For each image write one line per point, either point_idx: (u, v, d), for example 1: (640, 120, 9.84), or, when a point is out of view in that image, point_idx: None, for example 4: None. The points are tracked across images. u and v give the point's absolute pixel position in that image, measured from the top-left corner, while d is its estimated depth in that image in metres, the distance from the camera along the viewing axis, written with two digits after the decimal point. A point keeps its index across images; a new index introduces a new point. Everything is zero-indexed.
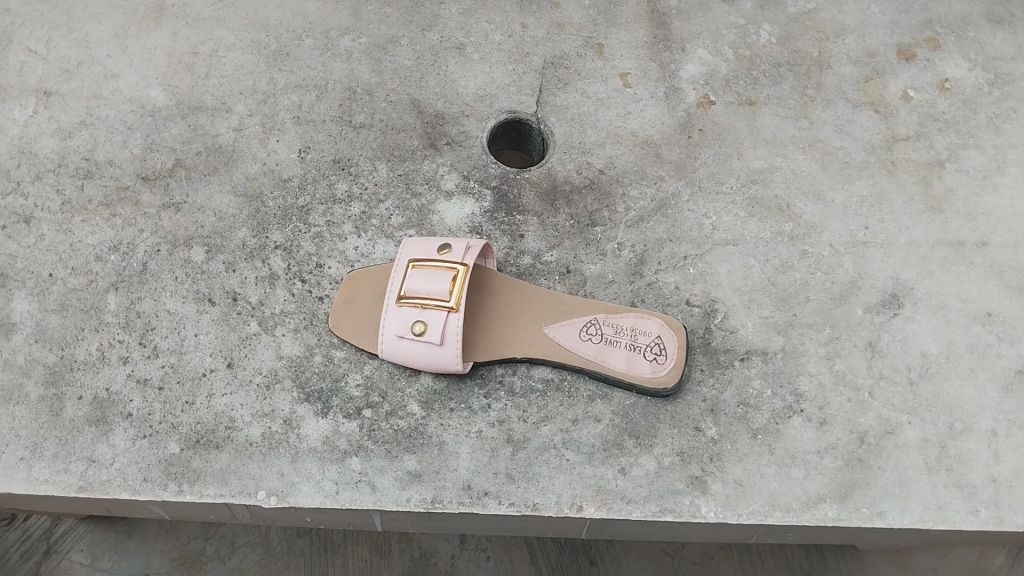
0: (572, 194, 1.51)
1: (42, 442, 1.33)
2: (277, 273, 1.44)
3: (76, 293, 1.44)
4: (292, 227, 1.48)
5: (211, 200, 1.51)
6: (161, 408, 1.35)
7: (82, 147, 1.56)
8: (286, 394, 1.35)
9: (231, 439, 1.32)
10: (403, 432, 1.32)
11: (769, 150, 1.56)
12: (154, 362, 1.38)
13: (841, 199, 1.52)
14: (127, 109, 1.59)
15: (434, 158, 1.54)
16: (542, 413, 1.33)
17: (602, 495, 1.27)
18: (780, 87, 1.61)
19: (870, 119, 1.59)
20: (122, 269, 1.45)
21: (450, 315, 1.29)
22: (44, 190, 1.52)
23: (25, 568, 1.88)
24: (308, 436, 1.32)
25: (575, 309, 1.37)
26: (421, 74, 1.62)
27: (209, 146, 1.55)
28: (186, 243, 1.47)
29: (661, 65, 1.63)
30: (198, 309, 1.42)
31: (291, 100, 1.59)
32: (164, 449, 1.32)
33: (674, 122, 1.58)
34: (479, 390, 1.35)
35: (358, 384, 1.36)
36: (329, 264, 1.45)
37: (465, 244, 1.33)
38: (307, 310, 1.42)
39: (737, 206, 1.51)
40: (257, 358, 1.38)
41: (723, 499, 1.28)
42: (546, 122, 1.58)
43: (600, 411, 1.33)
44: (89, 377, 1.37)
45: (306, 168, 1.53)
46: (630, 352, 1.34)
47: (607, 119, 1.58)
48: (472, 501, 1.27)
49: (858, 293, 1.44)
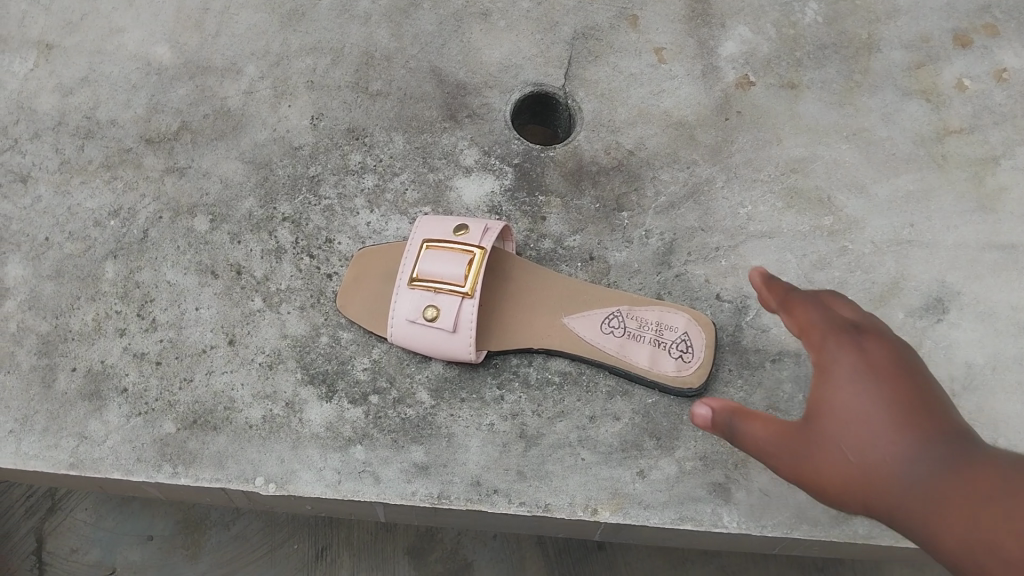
0: (599, 174, 1.45)
1: (32, 416, 1.30)
2: (284, 247, 1.40)
3: (72, 260, 1.40)
4: (301, 199, 1.43)
5: (217, 166, 1.46)
6: (158, 384, 1.31)
7: (84, 105, 1.51)
8: (289, 375, 1.31)
9: (230, 421, 1.28)
10: (411, 422, 1.28)
11: (810, 137, 1.49)
12: (151, 336, 1.34)
13: (885, 193, 1.45)
14: (132, 66, 1.54)
15: (455, 132, 1.48)
16: (558, 408, 1.29)
17: (618, 498, 1.23)
18: (824, 70, 1.54)
19: (921, 109, 1.52)
20: (122, 236, 1.41)
21: (465, 301, 1.24)
22: (43, 149, 1.48)
23: (29, 524, 1.87)
24: (311, 421, 1.28)
25: (599, 299, 1.32)
26: (443, 41, 1.55)
27: (217, 109, 1.50)
28: (189, 210, 1.42)
29: (698, 41, 1.56)
30: (200, 281, 1.38)
31: (305, 64, 1.53)
32: (159, 429, 1.28)
33: (711, 103, 1.51)
34: (492, 379, 1.31)
35: (365, 368, 1.32)
36: (339, 240, 1.40)
37: (483, 226, 1.28)
38: (314, 287, 1.37)
39: (776, 195, 1.45)
40: (260, 337, 1.34)
41: (747, 509, 1.22)
42: (574, 97, 1.52)
43: (619, 409, 1.29)
44: (83, 348, 1.34)
45: (318, 136, 1.48)
46: (654, 348, 1.29)
47: (639, 97, 1.52)
48: (481, 498, 1.23)
49: (900, 295, 1.38)
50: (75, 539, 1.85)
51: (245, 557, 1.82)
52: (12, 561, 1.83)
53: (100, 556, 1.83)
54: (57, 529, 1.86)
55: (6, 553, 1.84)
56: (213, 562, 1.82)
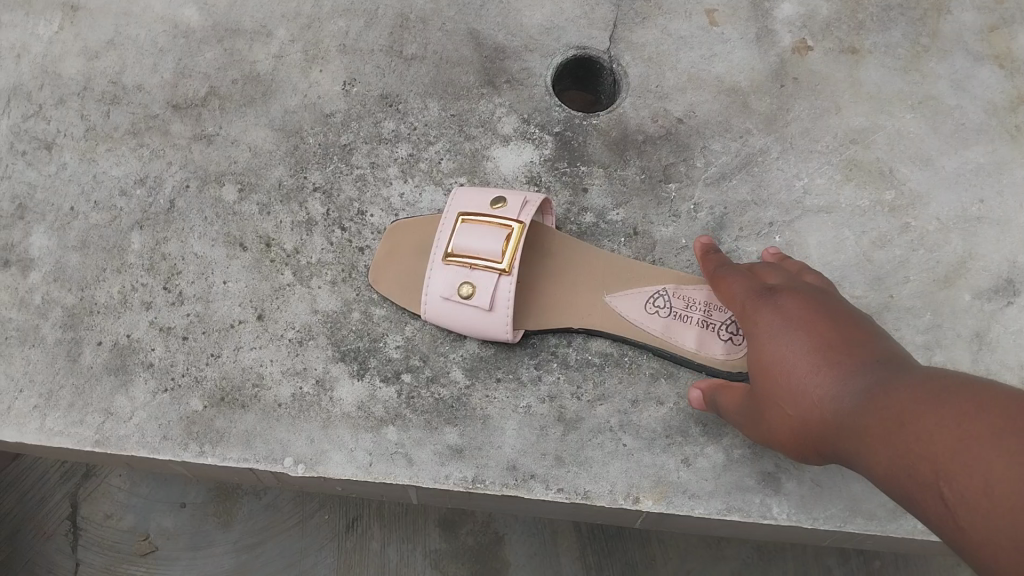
0: (645, 143, 1.39)
1: (58, 390, 1.30)
2: (315, 218, 1.37)
3: (99, 230, 1.39)
4: (332, 168, 1.40)
5: (246, 133, 1.43)
6: (185, 359, 1.30)
7: (110, 69, 1.48)
8: (320, 351, 1.29)
9: (259, 399, 1.26)
10: (445, 402, 1.25)
11: (872, 106, 1.41)
12: (178, 310, 1.33)
13: (952, 165, 1.38)
14: (159, 29, 1.51)
15: (493, 98, 1.43)
16: (599, 391, 1.25)
17: (662, 486, 1.20)
18: (889, 34, 1.46)
19: (994, 75, 1.43)
20: (148, 206, 1.39)
21: (502, 278, 1.20)
22: (68, 115, 1.46)
23: (65, 489, 1.89)
24: (342, 400, 1.26)
25: (644, 278, 1.27)
26: (482, 3, 1.50)
27: (246, 74, 1.46)
28: (217, 179, 1.40)
29: (752, 3, 1.49)
30: (228, 254, 1.35)
31: (338, 26, 1.49)
32: (186, 405, 1.27)
33: (766, 68, 1.44)
34: (529, 359, 1.28)
35: (398, 346, 1.29)
36: (371, 212, 1.37)
37: (522, 199, 1.23)
38: (346, 261, 1.34)
39: (834, 168, 1.38)
40: (290, 312, 1.31)
41: (798, 500, 1.19)
42: (619, 61, 1.46)
43: (664, 393, 1.25)
44: (109, 322, 1.33)
45: (350, 103, 1.44)
46: (702, 329, 1.24)
47: (689, 61, 1.45)
48: (517, 483, 1.20)
49: (967, 276, 1.31)
50: (110, 504, 1.87)
51: (276, 526, 1.82)
52: (49, 524, 1.85)
53: (134, 521, 1.85)
54: (93, 493, 1.88)
55: (43, 517, 1.86)
56: (244, 531, 1.82)
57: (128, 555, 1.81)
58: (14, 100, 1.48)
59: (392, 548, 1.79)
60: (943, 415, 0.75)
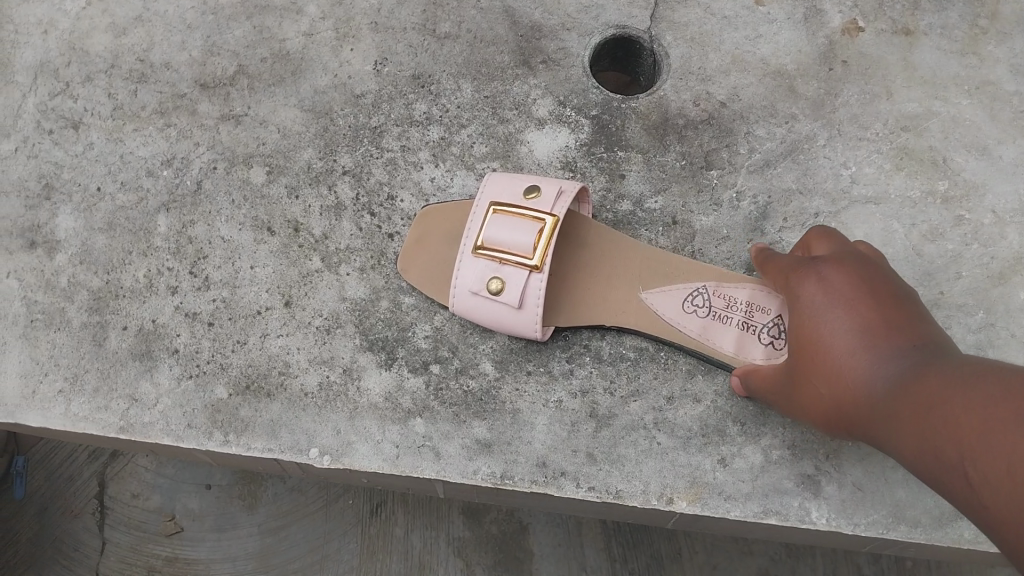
0: (686, 128, 1.35)
1: (83, 375, 1.30)
2: (344, 203, 1.35)
3: (125, 212, 1.38)
4: (363, 150, 1.37)
5: (275, 114, 1.41)
6: (210, 346, 1.29)
7: (137, 46, 1.47)
8: (347, 340, 1.28)
9: (286, 387, 1.26)
10: (474, 395, 1.24)
11: (925, 91, 1.36)
12: (204, 296, 1.32)
13: (1010, 155, 1.32)
14: (188, 5, 1.49)
15: (528, 80, 1.39)
16: (633, 387, 1.23)
17: (697, 487, 1.18)
18: (945, 14, 1.41)
19: None
20: (175, 188, 1.38)
21: (532, 275, 1.18)
22: (95, 93, 1.45)
23: (93, 468, 1.90)
24: (369, 390, 1.25)
25: (683, 275, 1.23)
26: None
27: (275, 52, 1.44)
28: (245, 161, 1.38)
29: None
30: (255, 238, 1.34)
31: (370, 3, 1.46)
32: (211, 394, 1.27)
33: (814, 50, 1.39)
34: (561, 353, 1.25)
35: (427, 336, 1.27)
36: (402, 197, 1.35)
37: (557, 192, 1.20)
38: (375, 247, 1.32)
39: (884, 155, 1.33)
40: (318, 298, 1.30)
41: (838, 505, 1.17)
42: (660, 41, 1.41)
43: (700, 390, 1.23)
44: (135, 306, 1.33)
45: (382, 83, 1.41)
46: (742, 331, 1.20)
47: (733, 41, 1.40)
48: (547, 480, 1.19)
49: (1022, 272, 1.27)
50: (137, 483, 1.88)
51: (300, 510, 1.83)
52: (77, 503, 1.87)
53: (161, 501, 1.87)
54: (120, 472, 1.90)
55: (71, 495, 1.88)
56: (269, 513, 1.83)
57: (154, 535, 1.84)
58: (41, 77, 1.47)
59: (416, 534, 1.79)
60: (977, 398, 0.72)
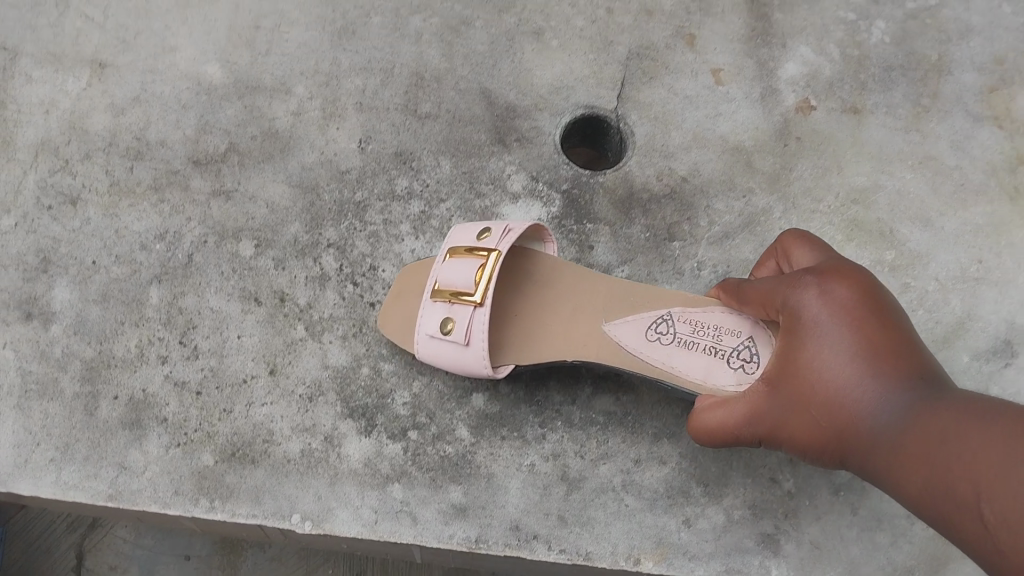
0: (650, 202, 1.42)
1: (73, 444, 1.33)
2: (328, 273, 1.39)
3: (119, 284, 1.42)
4: (346, 224, 1.42)
5: (264, 189, 1.46)
6: (197, 414, 1.32)
7: (134, 125, 1.52)
8: (329, 407, 1.31)
9: (269, 454, 1.29)
10: (450, 460, 1.27)
11: (872, 166, 1.44)
12: (193, 365, 1.35)
13: (952, 226, 1.41)
14: (183, 86, 1.53)
15: (503, 156, 1.46)
16: (602, 450, 1.27)
17: (663, 547, 1.24)
18: (891, 94, 1.48)
19: (993, 136, 1.47)
20: (167, 261, 1.42)
21: (476, 310, 1.21)
22: (93, 170, 1.49)
23: (70, 539, 1.90)
24: (349, 457, 1.28)
25: (646, 305, 1.25)
26: (494, 61, 1.52)
27: (265, 130, 1.50)
28: (235, 235, 1.43)
29: (758, 62, 1.51)
30: (243, 308, 1.38)
31: (354, 84, 1.52)
32: (198, 460, 1.30)
33: (770, 128, 1.46)
34: (534, 418, 1.29)
35: (405, 403, 1.31)
36: (383, 268, 1.40)
37: (505, 228, 1.25)
38: (357, 316, 1.37)
39: (835, 228, 1.40)
40: (301, 367, 1.34)
41: (796, 562, 1.24)
42: (626, 120, 1.48)
43: (666, 453, 1.27)
44: (126, 376, 1.36)
45: (365, 160, 1.46)
46: (710, 356, 1.20)
47: (695, 119, 1.47)
48: (520, 544, 1.23)
49: (964, 337, 1.35)
50: (114, 555, 1.88)
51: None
52: None
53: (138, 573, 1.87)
54: (98, 543, 1.90)
55: (48, 566, 1.88)
56: None
57: None
58: (42, 154, 1.51)
59: None
60: (993, 435, 0.75)
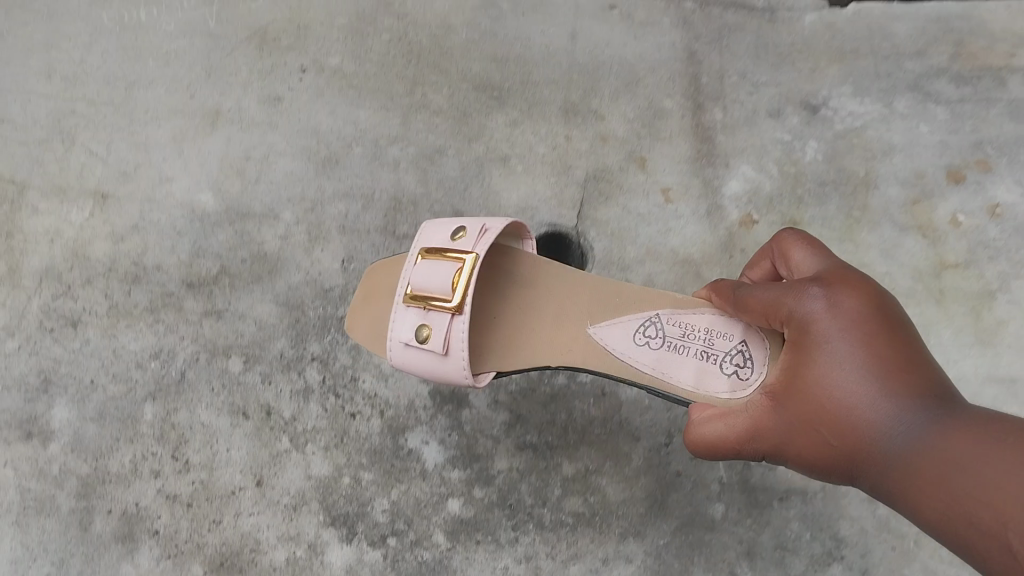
0: None
1: (68, 558, 1.38)
2: (312, 385, 1.45)
3: (114, 402, 1.45)
4: (329, 338, 1.49)
5: (253, 308, 1.51)
6: (189, 526, 1.38)
7: (132, 253, 1.55)
8: (313, 516, 1.39)
9: (256, 563, 1.37)
10: (427, 564, 1.37)
11: None
12: (185, 478, 1.41)
13: None
14: (178, 215, 1.58)
15: None
16: (571, 551, 1.37)
17: None
18: (825, 207, 1.61)
19: (917, 244, 1.59)
20: (161, 378, 1.46)
21: (454, 318, 1.20)
22: (94, 294, 1.52)
23: None
24: (331, 563, 1.37)
25: (633, 310, 1.28)
26: (465, 185, 1.61)
27: (254, 254, 1.55)
28: (225, 352, 1.48)
29: (703, 180, 1.63)
30: (232, 422, 1.43)
31: (337, 210, 1.58)
32: (188, 571, 1.37)
33: (716, 242, 1.58)
34: (507, 522, 1.38)
35: (385, 510, 1.39)
36: (363, 378, 1.45)
37: (480, 230, 1.25)
38: (338, 427, 1.43)
39: None
40: (287, 478, 1.40)
41: None
42: (586, 237, 1.59)
43: (632, 551, 1.38)
44: (120, 491, 1.40)
45: (347, 278, 1.53)
46: (703, 361, 1.23)
47: (647, 236, 1.59)
48: None
49: None
50: None
51: None
52: None
53: None
54: None
55: None
56: None
57: None
58: (44, 282, 1.53)
59: None
60: (1019, 455, 0.73)
